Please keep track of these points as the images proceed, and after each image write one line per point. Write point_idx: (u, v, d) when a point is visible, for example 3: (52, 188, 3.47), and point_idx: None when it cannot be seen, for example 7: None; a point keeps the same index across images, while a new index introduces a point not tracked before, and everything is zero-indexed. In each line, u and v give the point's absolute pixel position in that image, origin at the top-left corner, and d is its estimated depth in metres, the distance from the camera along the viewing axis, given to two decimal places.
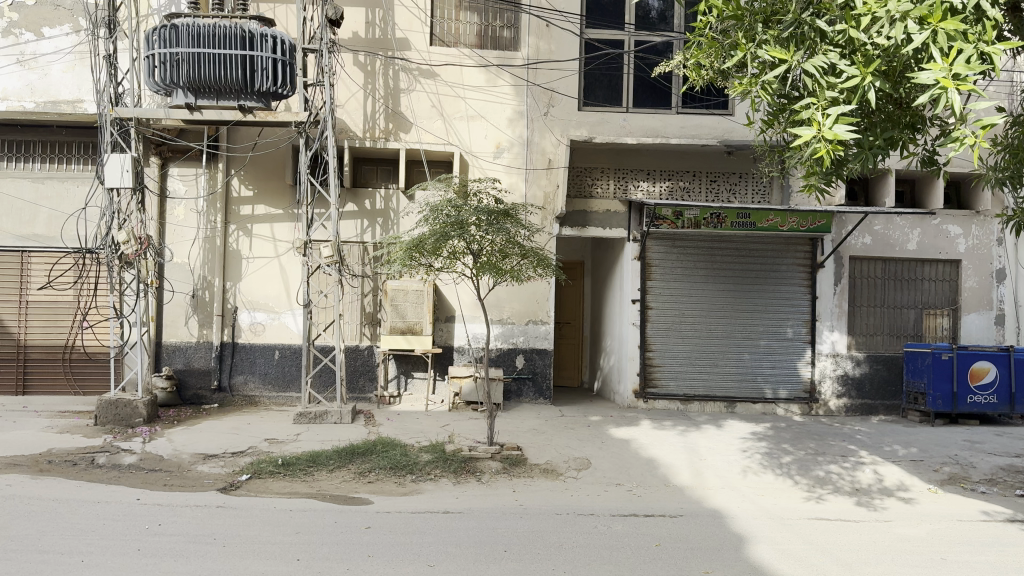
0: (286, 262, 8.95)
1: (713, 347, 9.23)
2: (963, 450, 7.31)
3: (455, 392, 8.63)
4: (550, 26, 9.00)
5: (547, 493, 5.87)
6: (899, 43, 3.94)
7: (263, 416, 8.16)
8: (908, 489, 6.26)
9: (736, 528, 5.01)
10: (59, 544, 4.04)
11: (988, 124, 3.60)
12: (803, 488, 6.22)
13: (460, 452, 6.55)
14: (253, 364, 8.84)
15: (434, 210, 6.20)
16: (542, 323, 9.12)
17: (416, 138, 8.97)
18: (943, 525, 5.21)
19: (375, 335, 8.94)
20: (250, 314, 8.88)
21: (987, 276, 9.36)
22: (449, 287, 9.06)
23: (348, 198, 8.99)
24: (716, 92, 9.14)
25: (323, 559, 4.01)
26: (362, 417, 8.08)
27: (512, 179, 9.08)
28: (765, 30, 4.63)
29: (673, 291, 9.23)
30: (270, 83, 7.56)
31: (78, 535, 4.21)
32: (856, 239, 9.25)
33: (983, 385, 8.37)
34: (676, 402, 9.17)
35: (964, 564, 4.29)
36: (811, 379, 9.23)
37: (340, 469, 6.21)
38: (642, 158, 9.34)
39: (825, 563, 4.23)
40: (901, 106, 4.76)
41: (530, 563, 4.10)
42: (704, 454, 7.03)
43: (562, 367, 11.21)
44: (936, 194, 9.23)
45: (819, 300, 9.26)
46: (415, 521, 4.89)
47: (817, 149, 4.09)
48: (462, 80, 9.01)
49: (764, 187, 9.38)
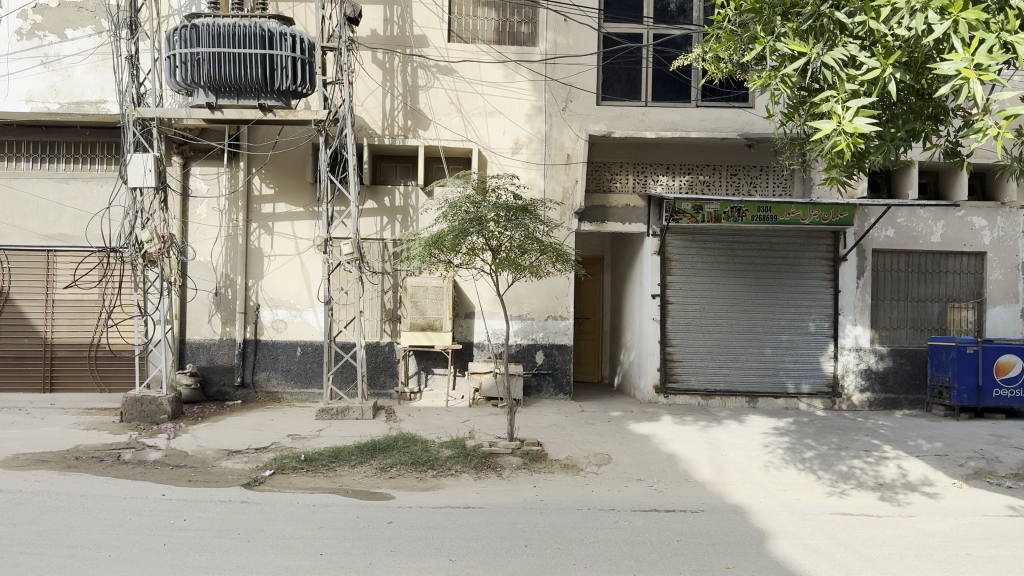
0: (307, 260, 9.02)
1: (734, 342, 9.19)
2: (988, 445, 7.23)
3: (475, 387, 8.66)
4: (567, 20, 8.96)
5: (568, 488, 5.88)
6: (920, 32, 3.88)
7: (285, 412, 8.23)
8: (933, 484, 6.20)
9: (758, 523, 5.00)
10: (87, 539, 4.10)
11: (1012, 114, 3.53)
12: (825, 483, 6.18)
13: (480, 447, 6.57)
14: (276, 361, 8.92)
15: (452, 206, 6.21)
16: (561, 319, 9.11)
17: (434, 135, 8.99)
18: (968, 520, 5.16)
19: (396, 332, 8.98)
20: (272, 311, 8.96)
21: (1013, 269, 9.23)
22: (469, 283, 9.07)
23: (367, 195, 9.03)
24: (735, 85, 9.02)
25: (345, 553, 4.05)
26: (383, 413, 8.13)
27: (530, 175, 9.06)
28: (784, 23, 4.60)
29: (693, 285, 9.19)
30: (289, 81, 7.61)
31: (105, 530, 4.28)
32: (878, 232, 9.15)
33: (1010, 379, 8.28)
34: (696, 397, 9.13)
35: (991, 560, 4.25)
36: (834, 374, 9.16)
37: (361, 464, 6.26)
38: (661, 152, 9.31)
39: (847, 559, 4.21)
40: (924, 98, 4.68)
41: (551, 558, 4.12)
42: (725, 449, 7.01)
43: (581, 362, 11.22)
44: (960, 186, 9.08)
45: (841, 294, 9.18)
46: (436, 516, 4.92)
47: (838, 143, 4.05)
48: (480, 76, 9.02)
49: (785, 180, 9.32)
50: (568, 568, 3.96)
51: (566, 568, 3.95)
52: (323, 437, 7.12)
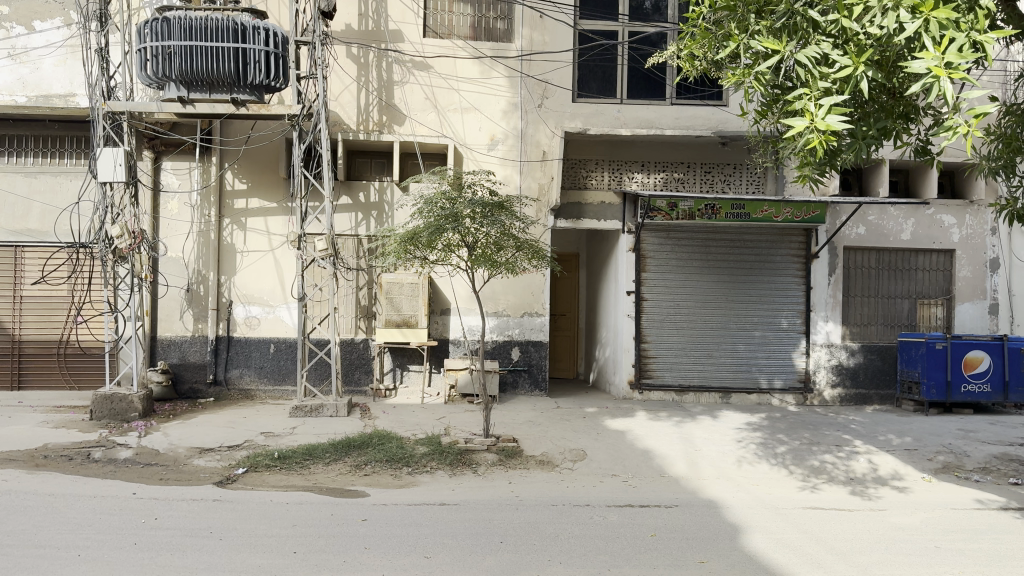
0: (280, 256, 8.93)
1: (708, 338, 9.25)
2: (957, 439, 7.35)
3: (451, 384, 8.63)
4: (543, 17, 8.92)
5: (543, 484, 5.89)
6: (892, 31, 3.91)
7: (259, 410, 8.16)
8: (903, 478, 6.29)
9: (731, 517, 5.04)
10: (56, 539, 4.03)
11: (982, 113, 3.57)
12: (797, 478, 6.25)
13: (456, 444, 6.55)
14: (249, 358, 8.84)
15: (428, 202, 6.18)
16: (537, 315, 9.12)
17: (410, 130, 8.94)
18: (937, 513, 5.24)
19: (371, 328, 8.94)
20: (245, 307, 8.88)
21: (981, 266, 9.37)
22: (444, 279, 9.05)
23: (342, 190, 8.97)
24: (709, 83, 9.09)
25: (319, 552, 4.01)
26: (358, 410, 8.08)
27: (506, 171, 9.05)
28: (758, 21, 4.62)
29: (668, 282, 9.23)
30: (263, 76, 7.54)
31: (74, 530, 4.21)
32: (850, 229, 9.25)
33: (978, 374, 8.41)
34: (670, 393, 9.18)
35: (958, 552, 4.31)
36: (806, 369, 9.26)
37: (336, 462, 6.21)
38: (637, 150, 9.34)
39: (819, 552, 4.26)
40: (895, 96, 4.74)
41: (526, 554, 4.11)
42: (699, 444, 7.06)
43: (557, 358, 11.23)
44: (929, 184, 9.22)
45: (813, 291, 9.28)
46: (411, 513, 4.90)
47: (811, 140, 4.08)
48: (456, 72, 8.99)
49: (758, 178, 9.40)
50: (544, 564, 3.96)
51: (541, 564, 3.95)
52: (298, 435, 7.06)
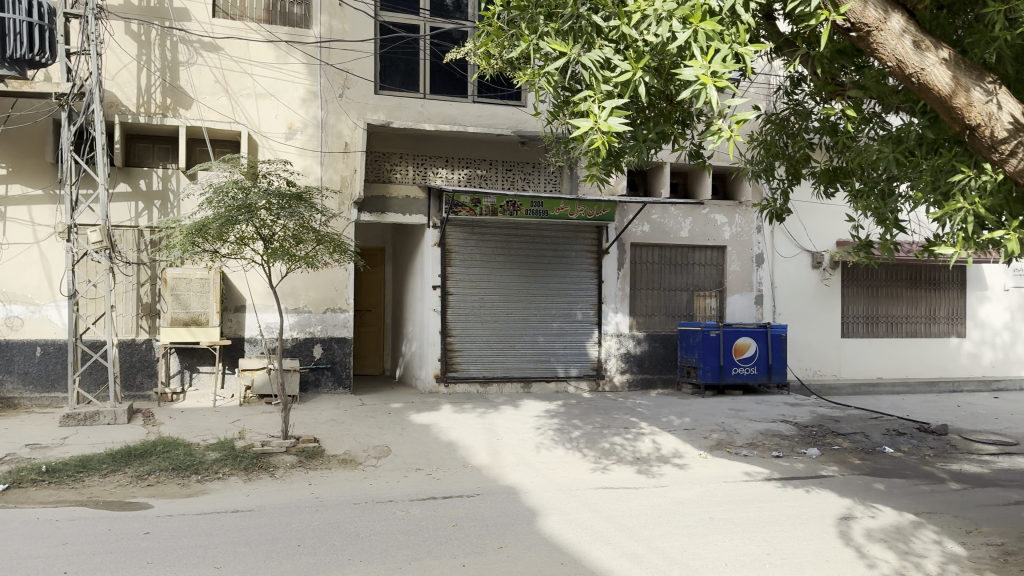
0: (47, 248, 8.06)
1: (510, 331, 9.49)
2: (729, 418, 8.07)
3: (247, 384, 8.21)
4: (342, 5, 8.77)
5: (344, 482, 5.76)
6: (667, 40, 4.19)
7: (22, 420, 7.31)
8: (683, 456, 6.80)
9: (530, 502, 5.20)
10: None
11: (743, 119, 3.93)
12: (590, 460, 6.57)
13: (252, 447, 6.25)
14: (9, 363, 7.90)
15: (218, 192, 5.83)
16: (339, 311, 8.91)
17: (198, 115, 8.39)
18: (713, 487, 5.72)
19: (155, 328, 8.30)
20: (4, 306, 7.94)
21: (749, 260, 10.35)
22: (239, 274, 8.59)
23: (120, 177, 8.24)
24: (508, 83, 9.34)
25: (91, 571, 3.66)
26: (140, 416, 7.46)
27: (306, 162, 8.73)
28: (547, 22, 4.79)
29: (471, 277, 9.34)
30: (24, 49, 6.83)
31: None
32: (638, 227, 9.87)
33: (745, 358, 9.30)
34: (474, 385, 9.33)
35: (729, 522, 4.73)
36: (598, 358, 9.78)
37: (114, 472, 5.71)
38: (440, 145, 9.38)
39: (610, 530, 4.50)
40: (672, 103, 5.10)
41: (324, 555, 3.99)
42: (499, 434, 7.23)
43: (361, 355, 11.04)
44: (704, 186, 10.06)
45: (605, 284, 9.80)
46: (200, 522, 4.60)
47: (596, 140, 4.26)
48: (248, 55, 8.54)
49: (555, 177, 9.78)
50: (343, 563, 3.87)
51: (339, 563, 3.86)
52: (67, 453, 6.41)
